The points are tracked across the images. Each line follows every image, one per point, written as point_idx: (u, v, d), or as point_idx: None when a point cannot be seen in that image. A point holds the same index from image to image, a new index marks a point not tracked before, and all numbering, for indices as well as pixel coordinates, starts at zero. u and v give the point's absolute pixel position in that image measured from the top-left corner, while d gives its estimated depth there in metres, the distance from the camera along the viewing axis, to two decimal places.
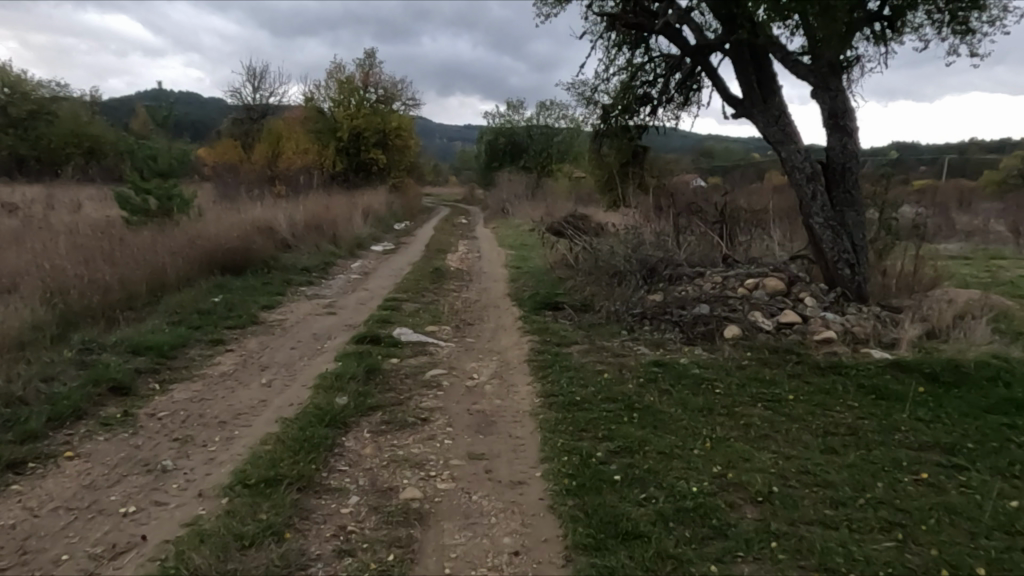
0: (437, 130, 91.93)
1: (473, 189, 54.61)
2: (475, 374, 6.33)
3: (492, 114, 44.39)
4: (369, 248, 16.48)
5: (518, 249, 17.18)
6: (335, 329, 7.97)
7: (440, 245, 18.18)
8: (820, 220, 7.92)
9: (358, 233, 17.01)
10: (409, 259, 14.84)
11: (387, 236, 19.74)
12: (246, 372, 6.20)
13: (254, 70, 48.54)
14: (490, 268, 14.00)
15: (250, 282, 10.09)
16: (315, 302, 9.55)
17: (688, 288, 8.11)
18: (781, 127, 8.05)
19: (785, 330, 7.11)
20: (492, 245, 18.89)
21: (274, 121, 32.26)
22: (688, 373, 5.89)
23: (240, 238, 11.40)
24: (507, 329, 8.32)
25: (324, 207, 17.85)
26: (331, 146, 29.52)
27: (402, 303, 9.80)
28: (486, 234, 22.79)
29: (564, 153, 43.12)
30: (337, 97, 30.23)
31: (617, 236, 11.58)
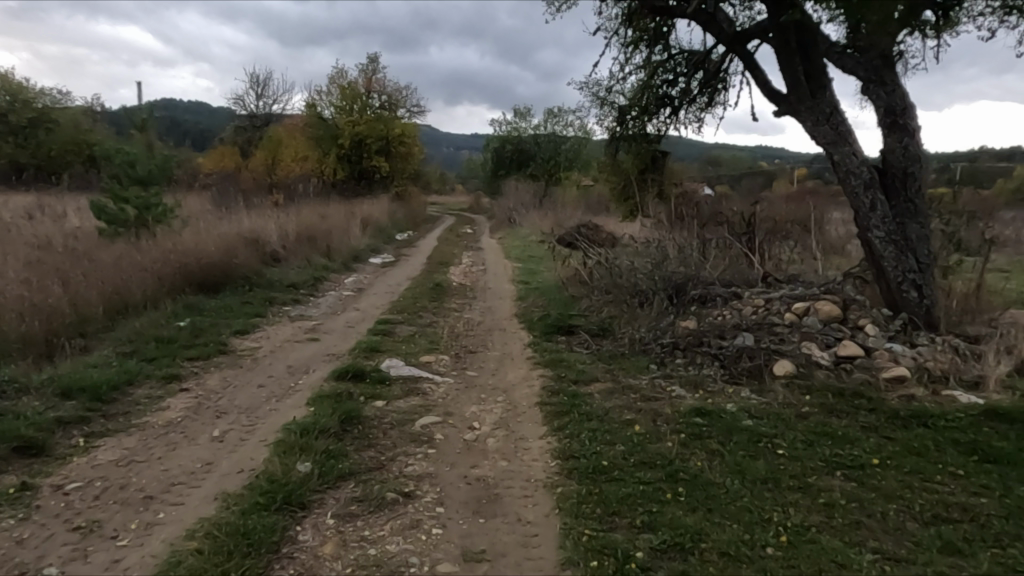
0: (443, 138, 91.16)
1: (479, 197, 53.73)
2: (475, 423, 5.21)
3: (499, 122, 43.49)
4: (366, 261, 15.39)
5: (526, 262, 16.07)
6: (313, 360, 6.85)
7: (444, 257, 17.14)
8: (881, 234, 6.77)
9: (356, 245, 15.98)
10: (408, 273, 13.74)
11: (388, 248, 18.66)
12: (196, 421, 5.10)
13: (258, 78, 47.96)
14: (496, 283, 12.92)
15: (227, 302, 9.02)
16: (296, 326, 8.44)
17: (726, 314, 6.98)
18: (833, 127, 6.92)
19: (846, 366, 5.96)
20: (498, 257, 17.82)
21: (274, 128, 31.34)
22: (739, 426, 4.75)
23: (220, 252, 10.35)
24: (513, 359, 7.21)
25: (319, 217, 16.78)
26: (332, 153, 28.56)
27: (395, 326, 8.68)
28: (492, 244, 21.76)
29: (572, 161, 42.09)
30: (339, 102, 29.31)
31: (636, 249, 10.47)
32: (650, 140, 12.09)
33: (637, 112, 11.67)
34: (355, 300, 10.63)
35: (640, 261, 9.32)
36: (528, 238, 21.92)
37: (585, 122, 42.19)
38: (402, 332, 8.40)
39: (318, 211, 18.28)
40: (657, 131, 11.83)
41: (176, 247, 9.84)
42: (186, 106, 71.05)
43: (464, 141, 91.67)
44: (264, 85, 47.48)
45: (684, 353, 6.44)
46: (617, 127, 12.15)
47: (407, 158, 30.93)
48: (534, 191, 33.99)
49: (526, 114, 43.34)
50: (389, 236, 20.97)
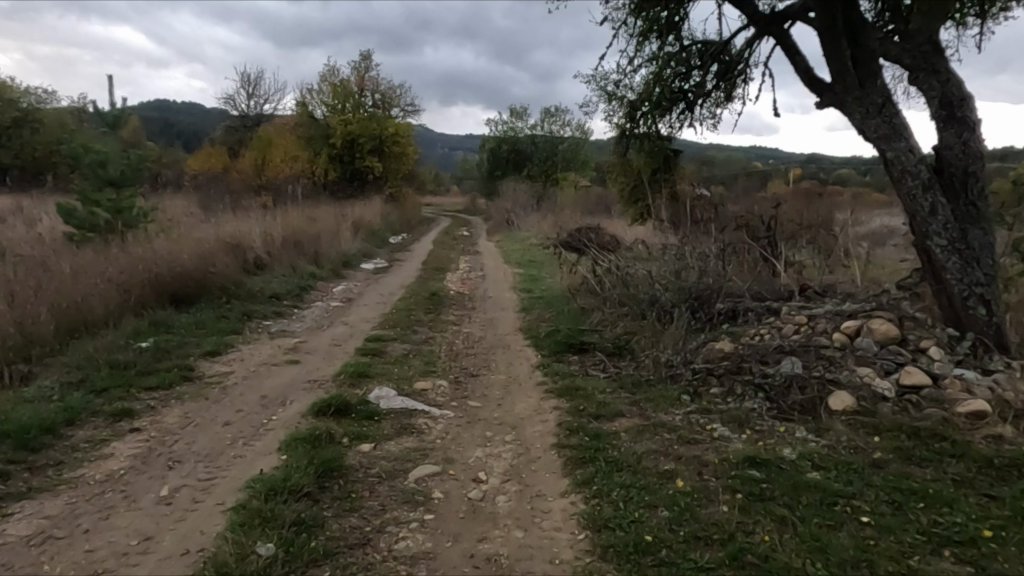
0: (438, 139, 90.26)
1: (474, 199, 52.90)
2: (481, 474, 4.33)
3: (495, 122, 42.65)
4: (358, 267, 14.49)
5: (527, 268, 15.20)
6: (291, 389, 5.95)
7: (439, 262, 16.28)
8: (942, 242, 5.92)
9: (346, 250, 15.09)
10: (402, 281, 12.84)
11: (381, 252, 17.77)
12: (143, 474, 4.20)
13: (249, 77, 47.01)
14: (496, 292, 12.07)
15: (200, 317, 8.12)
16: (276, 345, 7.54)
17: (764, 334, 6.12)
18: (886, 119, 6.07)
19: (912, 398, 5.09)
20: (496, 262, 16.98)
21: (264, 128, 30.41)
22: (805, 482, 3.88)
23: (196, 260, 9.45)
24: (521, 386, 6.33)
25: (308, 221, 15.88)
26: (323, 153, 27.65)
27: (386, 344, 7.79)
28: (489, 248, 20.92)
29: (569, 161, 41.31)
30: (330, 101, 28.42)
31: (649, 256, 9.62)
32: (662, 138, 11.24)
33: (648, 109, 10.82)
34: (343, 313, 9.73)
35: (657, 271, 8.46)
36: (527, 242, 21.05)
37: (583, 122, 41.43)
38: (394, 351, 7.51)
39: (307, 214, 17.38)
40: (670, 129, 10.98)
41: (147, 254, 8.93)
42: (177, 108, 69.89)
43: (459, 142, 90.80)
44: (256, 85, 46.53)
45: (720, 382, 5.58)
46: (626, 124, 11.29)
47: (401, 158, 30.05)
48: (531, 192, 33.16)
49: (523, 114, 42.53)
50: (382, 240, 20.07)
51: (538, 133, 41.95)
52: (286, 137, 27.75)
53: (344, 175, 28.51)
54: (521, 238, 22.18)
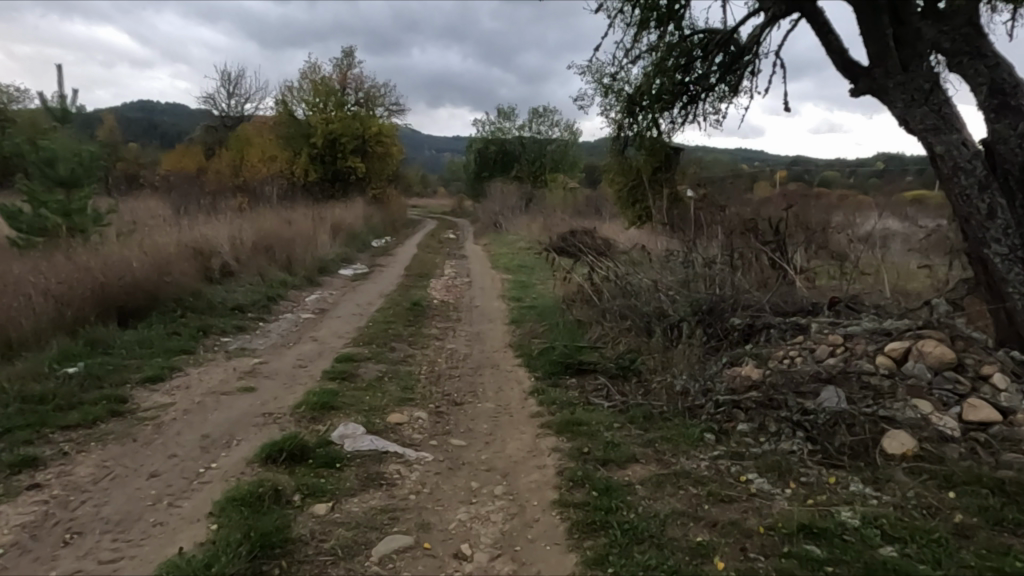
0: (425, 141, 89.25)
1: (461, 200, 52.01)
2: (464, 547, 3.43)
3: (482, 122, 41.79)
4: (335, 274, 13.51)
5: (515, 275, 14.33)
6: (240, 425, 5.01)
7: (423, 268, 15.37)
8: (1001, 249, 5.08)
9: (324, 255, 14.15)
10: (381, 289, 11.90)
11: (361, 257, 16.80)
12: (27, 554, 3.25)
13: (230, 76, 45.85)
14: (484, 301, 11.18)
15: (148, 334, 7.15)
16: (231, 367, 6.59)
17: (795, 358, 5.27)
18: (934, 109, 5.24)
19: (983, 438, 4.24)
20: (484, 267, 16.10)
21: (242, 127, 29.30)
22: (882, 563, 3.01)
23: (149, 268, 8.47)
24: (513, 418, 5.43)
25: (282, 224, 14.88)
26: (303, 153, 26.62)
27: (358, 364, 6.87)
28: (477, 251, 20.04)
29: (558, 162, 40.54)
30: (310, 99, 27.39)
31: (651, 263, 8.78)
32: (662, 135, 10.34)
33: (647, 103, 9.94)
34: (313, 326, 8.79)
35: (663, 280, 7.58)
36: (515, 245, 20.18)
37: (571, 122, 40.66)
38: (367, 374, 6.59)
39: (283, 216, 16.38)
40: (670, 125, 10.07)
41: (91, 261, 7.96)
42: (156, 109, 68.24)
43: (445, 143, 89.75)
44: (237, 84, 45.27)
45: (751, 417, 4.71)
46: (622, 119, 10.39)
47: (385, 159, 29.08)
48: (520, 193, 32.33)
49: (510, 114, 41.68)
50: (364, 244, 19.11)
51: (526, 133, 41.12)
52: (265, 136, 26.71)
53: (326, 176, 27.49)
54: (509, 241, 21.29)
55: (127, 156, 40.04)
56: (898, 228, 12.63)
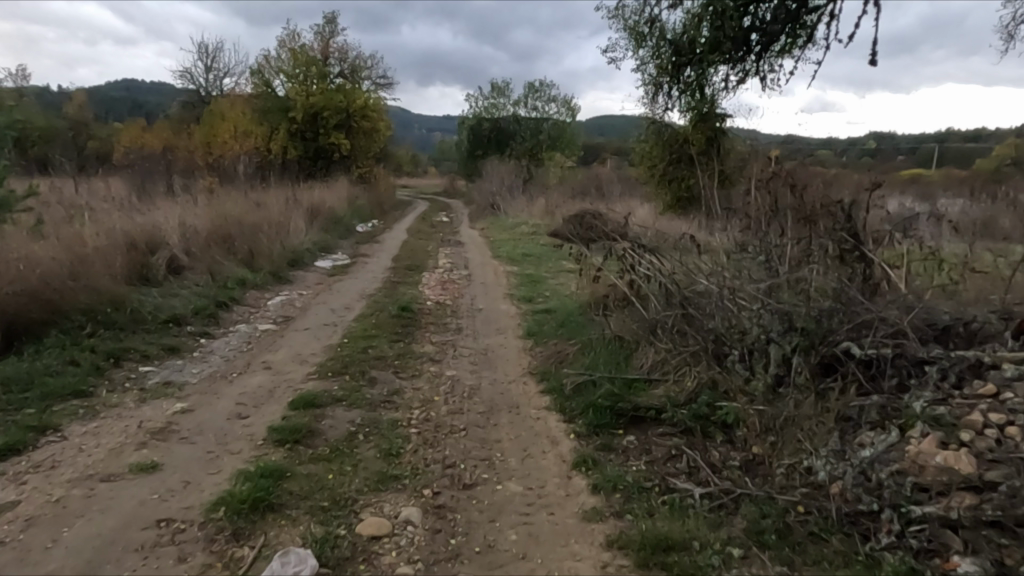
0: (415, 120, 86.50)
1: (454, 181, 49.70)
2: None
3: (475, 97, 39.47)
4: (309, 268, 11.43)
5: (521, 268, 12.29)
6: (107, 554, 3.02)
7: (414, 258, 13.34)
8: None
9: (297, 245, 12.08)
10: (363, 287, 9.85)
11: (343, 246, 14.71)
12: None
13: (206, 47, 43.22)
14: (489, 303, 9.18)
15: (28, 368, 5.11)
16: (136, 420, 4.58)
17: (1008, 430, 3.32)
18: None
19: None
20: (484, 257, 14.06)
21: (215, 101, 26.89)
22: None
23: (49, 270, 6.40)
24: (557, 522, 3.46)
25: (249, 208, 12.73)
26: (282, 129, 24.32)
27: (323, 411, 4.86)
28: (474, 237, 17.99)
29: (555, 139, 38.34)
30: (290, 69, 25.03)
31: (709, 261, 6.79)
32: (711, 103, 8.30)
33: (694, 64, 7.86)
34: (271, 344, 6.76)
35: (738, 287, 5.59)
36: (516, 230, 18.09)
37: (569, 98, 38.38)
38: (332, 429, 4.59)
39: (251, 199, 14.20)
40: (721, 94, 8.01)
41: None
42: (133, 86, 65.11)
43: (437, 122, 86.96)
44: (215, 57, 42.56)
45: (979, 549, 2.79)
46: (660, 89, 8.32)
47: (371, 136, 26.80)
48: (516, 172, 30.18)
49: (505, 89, 39.34)
50: (347, 230, 16.99)
51: (521, 109, 38.84)
52: (240, 109, 24.42)
53: (307, 154, 25.22)
54: (508, 225, 19.21)
55: (98, 134, 37.49)
56: (977, 211, 10.66)
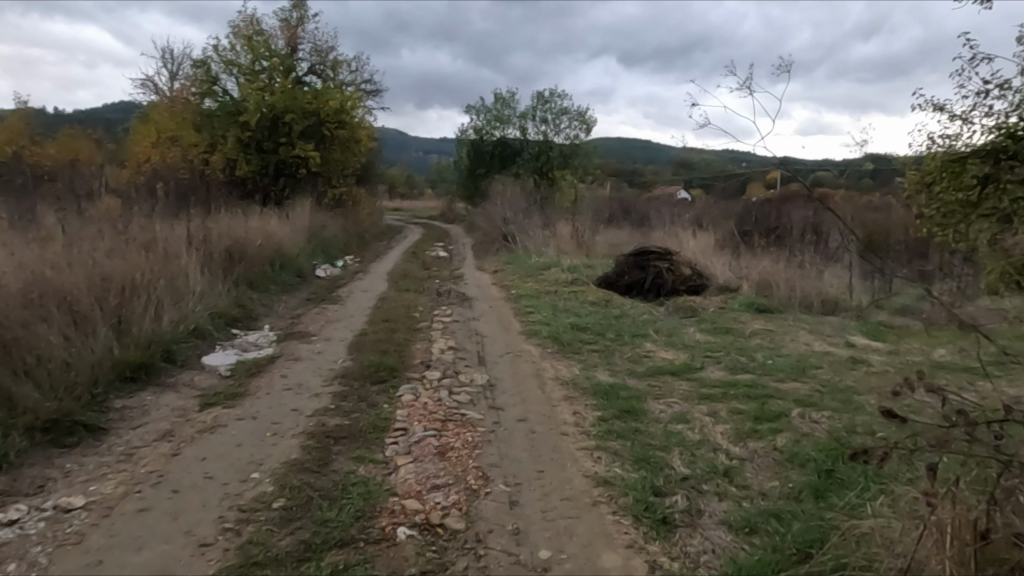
0: (409, 140, 81.23)
1: (449, 203, 44.13)
2: None
3: (476, 108, 34.11)
4: (170, 386, 5.74)
5: (586, 373, 6.58)
6: None
7: (387, 340, 7.68)
8: None
9: (162, 331, 6.40)
10: (251, 464, 4.15)
11: (276, 316, 9.02)
12: None
13: (170, 51, 37.83)
14: (561, 537, 3.49)
15: None
16: None
17: None
18: None
19: None
20: (511, 333, 8.41)
21: (152, 104, 21.23)
22: None
23: None
24: None
25: (87, 257, 7.00)
26: (231, 137, 18.66)
27: None
28: (485, 286, 12.36)
29: (568, 157, 33.01)
30: (244, 62, 19.46)
31: None
32: None
33: None
34: None
35: None
36: (545, 278, 12.33)
37: (584, 109, 32.97)
38: None
39: (121, 237, 8.54)
40: None
41: None
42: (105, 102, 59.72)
43: (433, 142, 81.41)
44: (179, 63, 36.88)
45: None
46: None
47: (349, 149, 21.16)
48: (528, 192, 24.68)
49: (511, 100, 33.84)
50: (293, 284, 11.25)
51: (530, 123, 33.28)
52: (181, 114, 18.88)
53: (265, 170, 19.53)
54: (531, 267, 13.53)
55: None
56: None
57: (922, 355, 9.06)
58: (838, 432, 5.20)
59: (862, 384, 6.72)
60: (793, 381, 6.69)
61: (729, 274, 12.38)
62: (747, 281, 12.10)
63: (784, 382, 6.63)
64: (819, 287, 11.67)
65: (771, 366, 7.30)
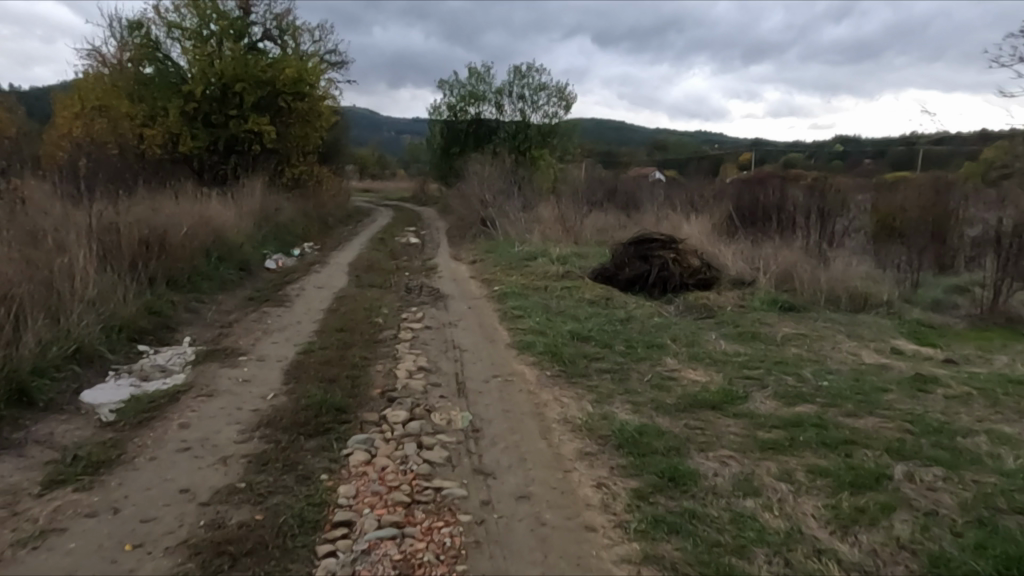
0: (381, 119, 78.32)
1: (423, 183, 42.05)
2: None
3: (451, 82, 32.03)
4: (15, 448, 3.97)
5: (601, 409, 4.94)
6: None
7: (340, 358, 5.96)
8: None
9: (17, 361, 4.59)
10: None
11: (203, 324, 7.22)
12: None
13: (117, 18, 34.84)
14: None
15: None
16: None
17: None
18: None
19: None
20: (498, 345, 6.74)
21: (85, 71, 18.86)
22: None
23: None
24: None
25: None
26: (173, 108, 16.52)
27: None
28: (463, 280, 10.65)
29: (547, 135, 31.27)
30: (189, 25, 17.28)
31: None
32: None
33: None
34: None
35: None
36: (532, 271, 10.65)
37: (564, 85, 31.13)
38: None
39: None
40: None
41: None
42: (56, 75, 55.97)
43: (406, 121, 78.57)
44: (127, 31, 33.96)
45: None
46: None
47: (308, 123, 19.10)
48: (507, 171, 22.90)
49: (487, 75, 31.84)
50: (232, 280, 9.41)
51: (507, 99, 31.36)
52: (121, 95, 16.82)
53: (214, 147, 17.59)
54: (515, 257, 11.83)
55: None
56: None
57: (984, 365, 7.59)
58: (973, 509, 3.65)
59: (954, 417, 5.19)
60: (867, 416, 5.12)
61: (741, 266, 10.83)
62: (763, 273, 10.55)
63: (857, 419, 5.07)
64: (846, 279, 10.15)
65: (829, 390, 5.74)
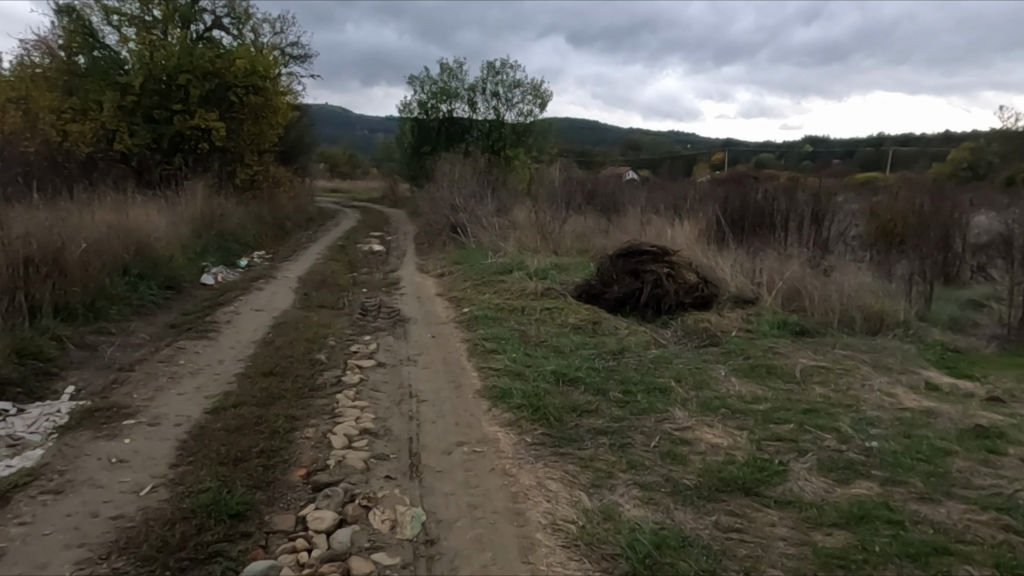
0: (353, 117, 76.28)
1: (395, 183, 40.47)
2: None
3: (421, 78, 30.53)
4: None
5: (600, 502, 3.66)
6: None
7: (258, 419, 4.59)
8: None
9: None
10: None
11: (97, 365, 5.78)
12: None
13: None
14: None
15: None
16: None
17: None
18: None
19: None
20: (466, 392, 5.42)
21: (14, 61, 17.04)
22: None
23: None
24: None
25: None
26: (108, 102, 14.88)
27: None
28: (429, 297, 9.30)
29: (523, 134, 29.98)
30: (129, 9, 15.60)
31: None
32: None
33: None
34: None
35: None
36: (508, 287, 9.34)
37: (540, 82, 29.85)
38: None
39: None
40: None
41: None
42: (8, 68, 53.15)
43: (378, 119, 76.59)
44: None
45: None
46: None
47: (263, 119, 17.54)
48: (480, 171, 21.57)
49: (459, 70, 30.41)
50: (153, 302, 7.95)
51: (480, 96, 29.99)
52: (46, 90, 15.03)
53: (157, 145, 16.00)
54: (489, 270, 10.51)
55: None
56: None
57: None
58: None
59: None
60: (947, 502, 3.91)
61: (742, 281, 9.65)
62: (767, 290, 9.39)
63: (935, 507, 3.85)
64: (861, 296, 9.01)
65: (883, 457, 4.53)
